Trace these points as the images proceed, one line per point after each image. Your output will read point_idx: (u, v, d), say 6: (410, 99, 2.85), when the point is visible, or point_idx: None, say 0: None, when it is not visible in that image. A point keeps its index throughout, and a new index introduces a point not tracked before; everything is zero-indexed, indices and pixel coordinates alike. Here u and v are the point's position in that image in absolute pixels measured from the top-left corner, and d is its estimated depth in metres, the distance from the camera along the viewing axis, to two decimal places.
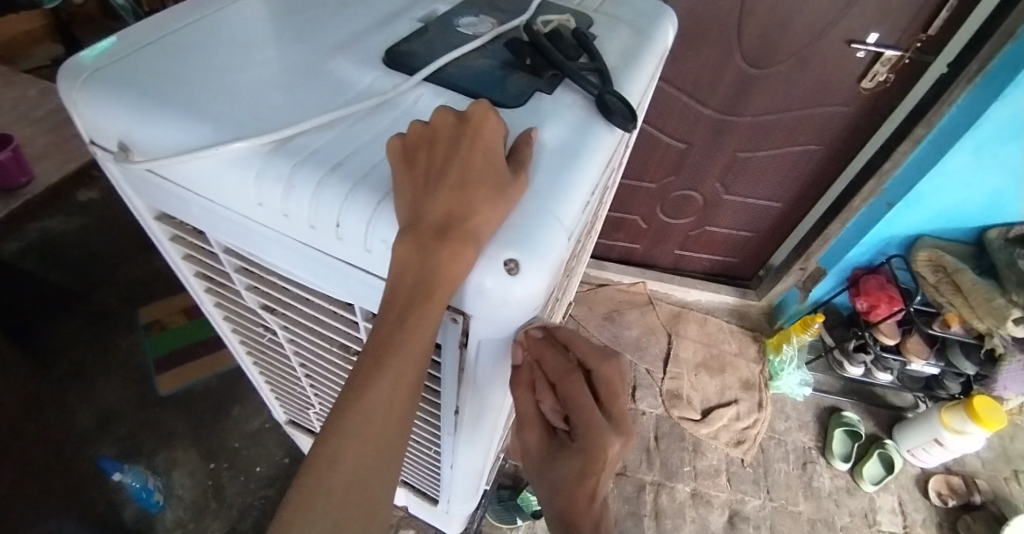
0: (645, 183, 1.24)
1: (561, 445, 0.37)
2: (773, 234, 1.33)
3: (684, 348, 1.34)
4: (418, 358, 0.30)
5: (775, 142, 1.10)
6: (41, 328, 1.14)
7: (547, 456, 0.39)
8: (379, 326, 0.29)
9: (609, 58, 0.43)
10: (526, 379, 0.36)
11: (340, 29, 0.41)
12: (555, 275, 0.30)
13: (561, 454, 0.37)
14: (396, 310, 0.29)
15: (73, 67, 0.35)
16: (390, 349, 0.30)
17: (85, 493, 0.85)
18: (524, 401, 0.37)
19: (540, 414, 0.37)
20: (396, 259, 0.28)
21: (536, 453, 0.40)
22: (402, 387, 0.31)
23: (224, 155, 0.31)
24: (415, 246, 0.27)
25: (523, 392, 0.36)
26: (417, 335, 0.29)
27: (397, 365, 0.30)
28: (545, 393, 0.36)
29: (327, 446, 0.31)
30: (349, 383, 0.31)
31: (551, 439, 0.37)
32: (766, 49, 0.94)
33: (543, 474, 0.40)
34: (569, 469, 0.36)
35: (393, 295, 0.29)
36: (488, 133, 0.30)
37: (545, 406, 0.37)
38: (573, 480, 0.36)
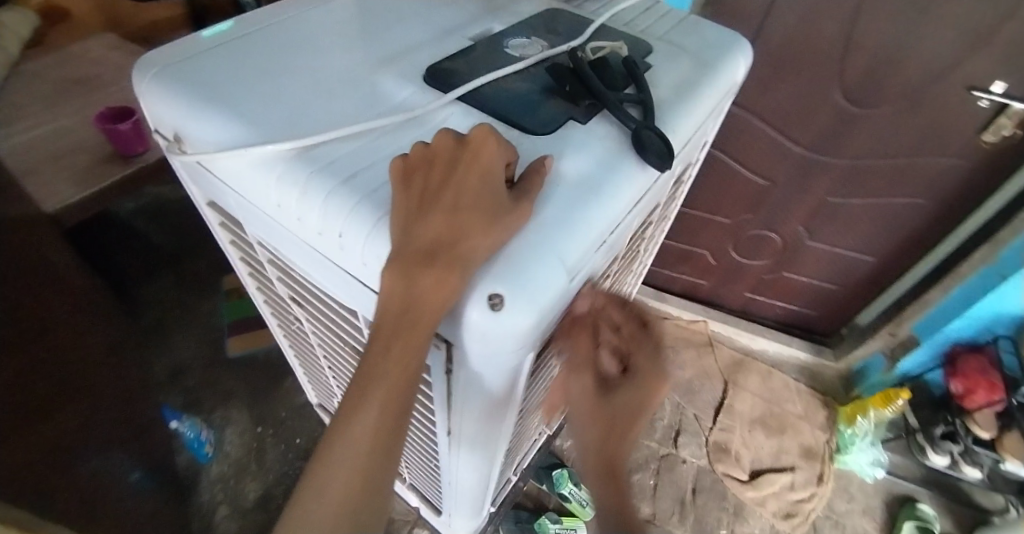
0: (719, 217, 1.17)
1: (613, 390, 0.37)
2: (861, 291, 1.20)
3: (741, 400, 1.25)
4: (403, 387, 0.29)
5: (872, 191, 0.99)
6: (140, 281, 1.28)
7: (600, 403, 0.37)
8: (367, 355, 0.29)
9: (660, 90, 0.41)
10: (590, 326, 0.35)
11: (391, 43, 0.42)
12: (549, 314, 0.29)
13: (619, 398, 0.37)
14: (380, 340, 0.28)
15: (149, 64, 0.38)
16: (377, 377, 0.29)
17: (148, 435, 0.94)
18: (583, 349, 0.36)
19: (595, 363, 0.37)
20: (382, 287, 0.27)
21: (586, 404, 0.38)
22: (388, 421, 0.29)
23: (252, 157, 0.33)
24: (399, 274, 0.26)
25: (587, 337, 0.35)
26: (399, 363, 0.28)
27: (382, 394, 0.29)
28: (603, 339, 0.36)
29: (316, 479, 0.29)
30: (336, 414, 0.30)
31: (604, 387, 0.37)
32: (870, 89, 0.85)
33: (596, 422, 0.38)
34: (628, 409, 0.37)
35: (379, 323, 0.28)
36: (486, 157, 0.29)
37: (602, 353, 0.37)
38: (629, 419, 0.38)
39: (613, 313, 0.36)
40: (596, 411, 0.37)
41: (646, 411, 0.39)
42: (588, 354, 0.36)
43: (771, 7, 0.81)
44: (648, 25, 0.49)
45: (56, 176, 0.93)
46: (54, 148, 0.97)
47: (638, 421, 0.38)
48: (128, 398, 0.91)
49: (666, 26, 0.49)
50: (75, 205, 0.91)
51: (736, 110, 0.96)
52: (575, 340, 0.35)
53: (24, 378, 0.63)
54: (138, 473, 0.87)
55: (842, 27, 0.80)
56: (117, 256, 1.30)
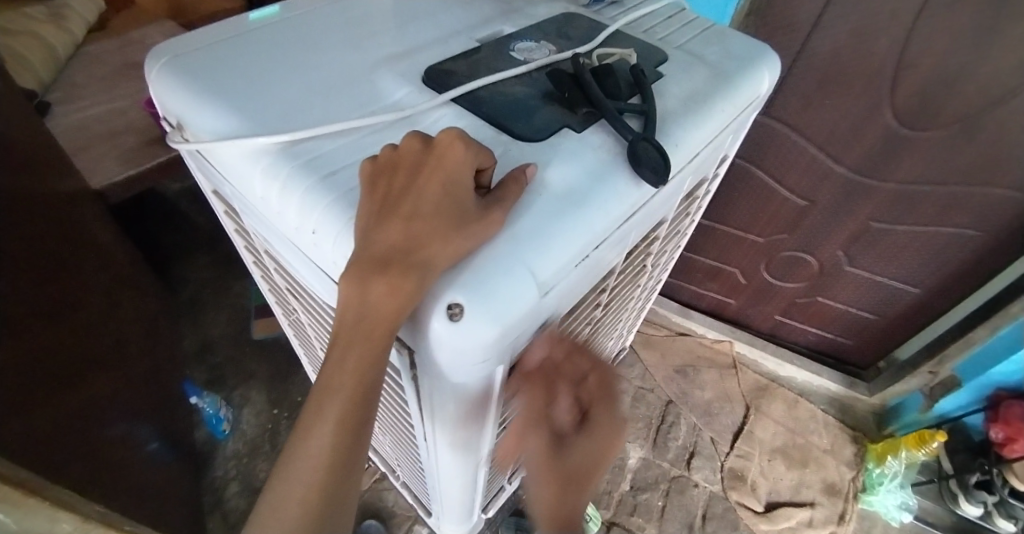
0: (752, 235, 1.11)
1: (569, 444, 0.36)
2: (902, 323, 1.12)
3: (762, 427, 1.19)
4: (360, 399, 0.29)
5: (921, 219, 0.93)
6: (178, 258, 1.33)
7: (552, 457, 0.36)
8: (326, 364, 0.29)
9: (668, 101, 0.39)
10: (549, 381, 0.34)
11: (396, 42, 0.42)
12: (515, 329, 0.27)
13: (573, 454, 0.36)
14: (340, 345, 0.28)
15: (160, 54, 0.39)
16: (333, 393, 0.28)
17: (168, 408, 0.97)
18: (535, 403, 0.35)
19: (549, 414, 0.35)
20: (340, 295, 0.27)
21: (537, 458, 0.36)
22: (345, 434, 0.29)
23: (240, 149, 0.33)
24: (354, 283, 0.26)
25: (539, 395, 0.34)
26: (351, 374, 0.28)
27: (337, 409, 0.28)
28: (562, 394, 0.34)
29: (275, 496, 0.29)
30: (296, 425, 0.30)
31: (559, 442, 0.36)
32: (923, 110, 0.79)
33: (547, 475, 0.37)
34: (581, 461, 0.36)
35: (338, 328, 0.28)
36: (451, 162, 0.28)
37: (557, 408, 0.35)
38: (581, 472, 0.37)
39: (575, 364, 0.35)
40: (546, 468, 0.36)
41: (599, 460, 0.38)
42: (541, 412, 0.35)
43: (821, 18, 0.76)
44: (669, 33, 0.47)
45: (104, 155, 0.98)
46: (104, 129, 1.01)
47: (589, 474, 0.38)
48: (151, 372, 0.95)
49: (687, 35, 0.47)
50: (118, 183, 0.96)
51: (777, 125, 0.91)
52: (529, 396, 0.35)
53: (55, 344, 0.67)
54: (156, 444, 0.89)
55: (894, 45, 0.74)
56: (159, 234, 1.36)
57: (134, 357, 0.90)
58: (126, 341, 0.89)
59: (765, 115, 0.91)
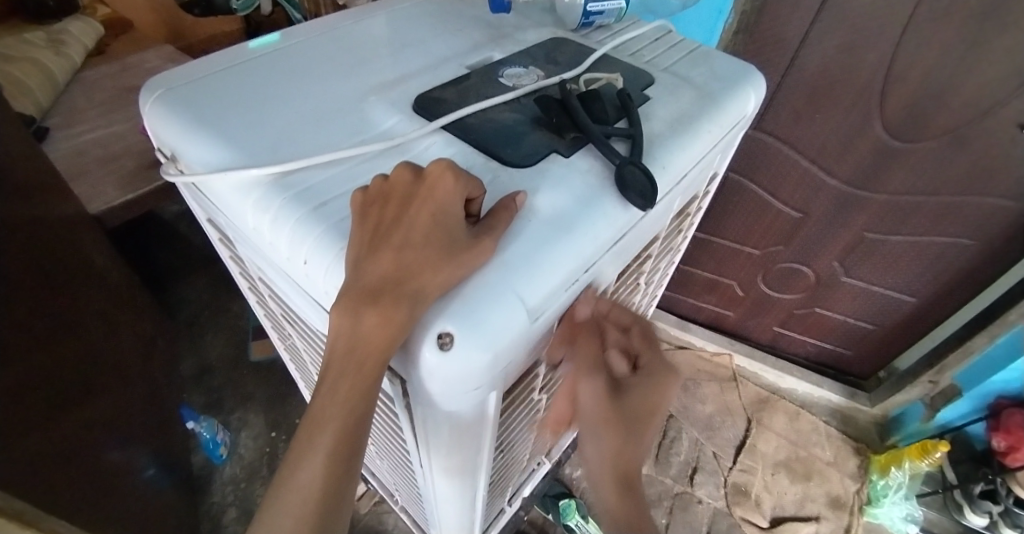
0: (748, 248, 1.12)
1: (624, 387, 0.37)
2: (903, 333, 1.12)
3: (764, 441, 1.18)
4: (351, 430, 0.29)
5: (916, 229, 0.93)
6: (176, 280, 1.33)
7: (612, 398, 0.36)
8: (317, 395, 0.29)
9: (654, 124, 0.39)
10: (595, 335, 0.36)
11: (387, 71, 0.42)
12: (506, 358, 0.28)
13: (630, 395, 0.37)
14: (331, 376, 0.28)
15: (155, 87, 0.40)
16: (323, 425, 0.28)
17: (165, 433, 0.97)
18: (588, 350, 0.36)
19: (602, 363, 0.36)
20: (332, 324, 0.27)
21: (596, 408, 0.36)
22: (336, 466, 0.29)
23: (233, 181, 0.33)
24: (346, 314, 0.26)
25: (591, 341, 0.36)
26: (340, 405, 0.28)
27: (329, 442, 0.28)
28: (613, 341, 0.37)
29: (261, 530, 0.29)
30: (287, 457, 0.30)
31: (616, 387, 0.37)
32: (914, 122, 0.80)
33: (607, 417, 0.36)
34: (639, 407, 0.37)
35: (329, 359, 0.28)
36: (442, 193, 0.29)
37: (610, 353, 0.37)
38: (640, 419, 0.37)
39: (618, 317, 0.38)
40: (607, 411, 0.36)
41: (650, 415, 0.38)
42: (595, 360, 0.36)
43: (808, 34, 0.77)
44: (655, 55, 0.48)
45: (103, 180, 0.99)
46: (102, 153, 1.02)
47: (647, 422, 0.38)
48: (148, 396, 0.94)
49: (673, 57, 0.48)
50: (116, 208, 0.96)
51: (769, 139, 0.92)
52: (579, 347, 0.36)
53: (51, 372, 0.67)
54: (153, 469, 0.88)
55: (882, 59, 0.75)
56: (157, 257, 1.36)
57: (130, 381, 0.89)
58: (122, 364, 0.88)
59: (756, 129, 0.92)
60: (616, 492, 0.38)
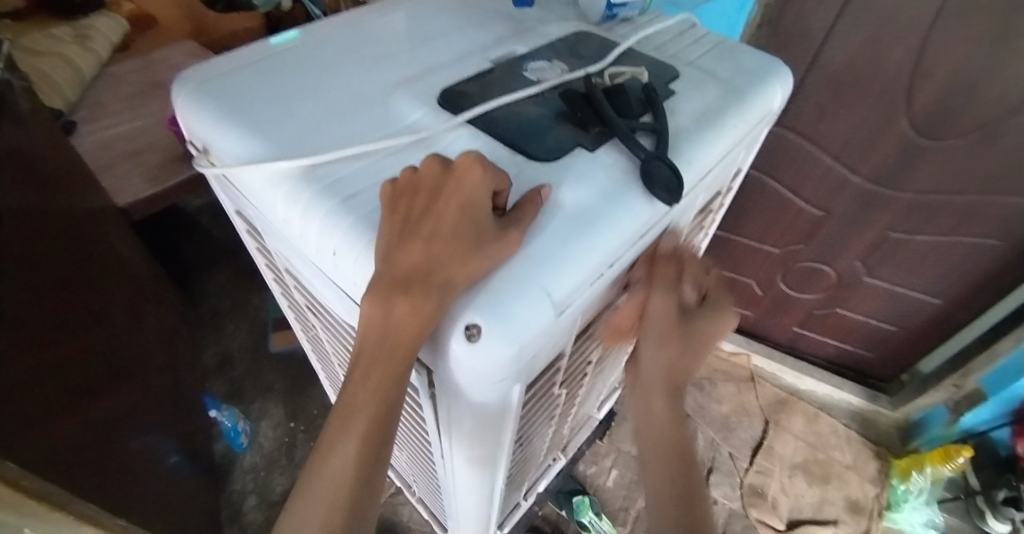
0: (767, 246, 1.10)
1: (692, 314, 0.38)
2: (927, 335, 1.09)
3: (782, 442, 1.17)
4: (382, 419, 0.29)
5: (942, 228, 0.91)
6: (198, 273, 1.36)
7: (682, 322, 0.38)
8: (346, 386, 0.29)
9: (680, 118, 0.39)
10: (673, 266, 0.38)
11: (411, 65, 0.43)
12: (531, 351, 0.28)
13: (698, 320, 0.38)
14: (360, 367, 0.28)
15: (185, 81, 0.40)
16: (356, 413, 0.29)
17: (187, 421, 0.99)
18: (667, 273, 0.38)
19: (678, 290, 0.38)
20: (361, 315, 0.27)
21: (664, 328, 0.38)
22: (367, 454, 0.29)
23: (264, 173, 0.34)
24: (377, 304, 0.26)
25: (670, 268, 0.38)
26: (371, 394, 0.28)
27: (359, 431, 0.29)
28: (688, 271, 0.39)
29: (293, 516, 0.29)
30: (317, 446, 0.30)
31: (685, 313, 0.38)
32: (941, 119, 0.78)
33: (672, 341, 0.38)
34: (703, 336, 0.38)
35: (360, 348, 0.28)
36: (469, 185, 0.29)
37: (685, 283, 0.39)
38: (700, 345, 0.39)
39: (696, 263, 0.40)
40: (675, 331, 0.38)
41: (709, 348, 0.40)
42: (669, 283, 0.38)
43: (833, 29, 0.76)
44: (679, 49, 0.48)
45: (128, 173, 1.01)
46: (127, 147, 1.04)
47: (704, 350, 0.40)
48: (170, 386, 0.96)
49: (697, 51, 0.47)
50: (142, 200, 0.98)
51: (791, 136, 0.91)
52: (657, 274, 0.38)
53: (78, 361, 0.68)
54: (176, 456, 0.90)
55: (909, 55, 0.74)
56: (180, 249, 1.39)
57: (153, 370, 0.91)
58: (146, 353, 0.91)
59: (777, 126, 0.91)
60: (667, 417, 0.41)
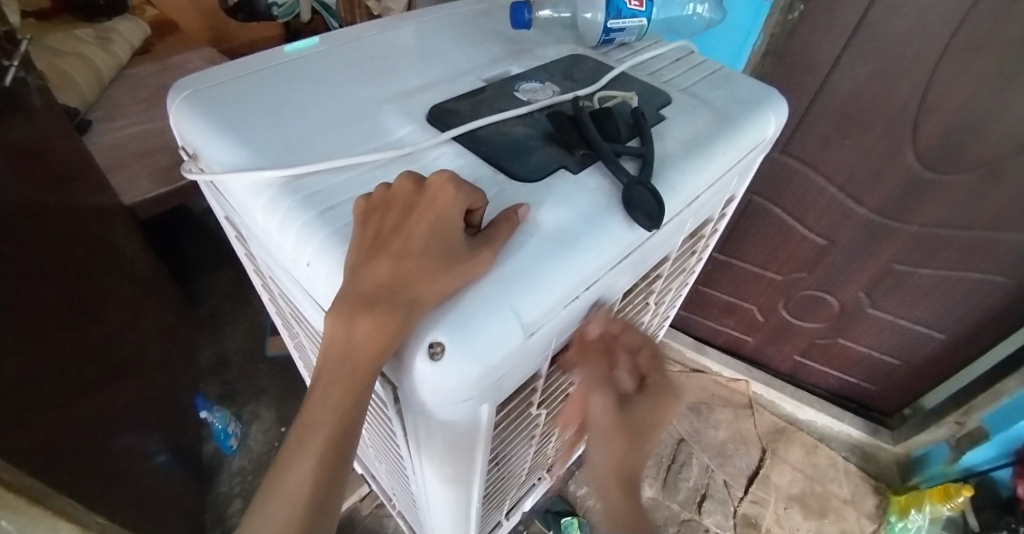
0: (769, 272, 1.09)
1: (630, 403, 0.38)
2: (931, 370, 1.07)
3: (778, 472, 1.15)
4: (343, 435, 0.29)
5: (947, 262, 0.90)
6: (201, 273, 1.37)
7: (619, 417, 0.37)
8: (310, 399, 0.29)
9: (667, 144, 0.39)
10: (607, 351, 0.38)
11: (405, 82, 0.43)
12: (497, 373, 0.28)
13: (635, 410, 0.38)
14: (324, 382, 0.28)
15: (181, 87, 0.41)
16: (314, 429, 0.29)
17: (179, 421, 0.99)
18: (598, 372, 0.37)
19: (610, 379, 0.37)
20: (327, 329, 0.27)
21: (604, 424, 0.38)
22: (327, 470, 0.29)
23: (246, 182, 0.34)
24: (342, 318, 0.26)
25: (601, 361, 0.37)
26: (330, 410, 0.28)
27: (319, 446, 0.29)
28: (619, 362, 0.38)
29: (249, 531, 0.29)
30: (278, 460, 0.30)
31: (621, 402, 0.38)
32: (948, 153, 0.77)
33: (615, 433, 0.38)
34: (643, 420, 0.38)
35: (324, 362, 0.28)
36: (443, 202, 0.29)
37: (619, 371, 0.38)
38: (645, 431, 0.39)
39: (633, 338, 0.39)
40: (615, 425, 0.38)
41: (658, 424, 0.40)
42: (604, 375, 0.37)
43: (840, 58, 0.76)
44: (675, 75, 0.48)
45: (139, 173, 1.03)
46: (140, 148, 1.06)
47: (649, 435, 0.40)
48: (165, 385, 0.97)
49: (692, 78, 0.48)
50: (149, 200, 1.00)
51: (795, 163, 0.90)
52: (590, 365, 0.37)
53: (73, 357, 0.69)
54: (164, 456, 0.90)
55: (915, 88, 0.73)
56: (185, 249, 1.40)
57: (149, 368, 0.92)
58: (143, 351, 0.91)
59: (782, 153, 0.91)
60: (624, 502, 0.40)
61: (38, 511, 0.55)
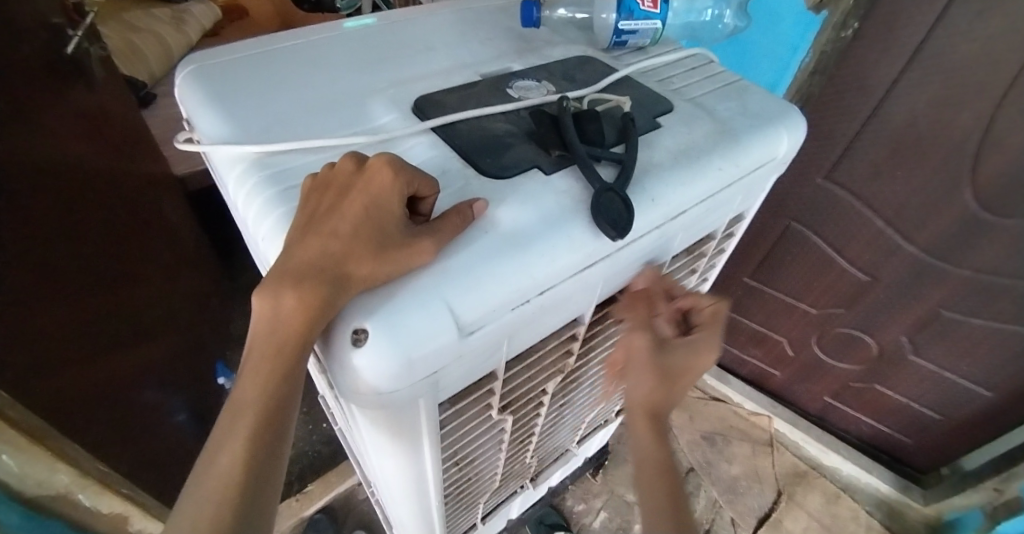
0: (804, 305, 1.02)
1: (669, 348, 0.38)
2: (975, 431, 0.98)
3: (792, 518, 1.08)
4: (272, 414, 0.29)
5: (1003, 314, 0.82)
6: (240, 247, 1.43)
7: (657, 363, 0.37)
8: (241, 378, 0.29)
9: (656, 154, 0.37)
10: (650, 302, 0.40)
11: (401, 71, 0.43)
12: (426, 368, 0.27)
13: (673, 355, 0.38)
14: (254, 359, 0.28)
15: (188, 64, 0.42)
16: (246, 409, 0.28)
17: (200, 384, 1.04)
18: (641, 317, 0.39)
19: (650, 325, 0.39)
20: (257, 307, 0.27)
21: (641, 366, 0.38)
22: (258, 450, 0.28)
23: (222, 156, 0.35)
24: (269, 297, 0.27)
25: (642, 307, 0.40)
26: (258, 389, 0.28)
27: (250, 425, 0.28)
28: (661, 310, 0.40)
29: (180, 517, 0.27)
30: (209, 443, 0.29)
31: (661, 344, 0.38)
32: (1012, 194, 0.70)
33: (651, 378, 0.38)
34: (680, 366, 0.38)
35: (255, 337, 0.28)
36: (378, 186, 0.28)
37: (659, 319, 0.40)
38: (679, 378, 0.39)
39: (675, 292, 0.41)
40: (649, 367, 0.38)
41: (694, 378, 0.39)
42: (644, 321, 0.39)
43: (896, 83, 0.70)
44: (685, 84, 0.46)
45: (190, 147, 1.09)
46: None
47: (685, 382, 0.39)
48: (192, 348, 1.02)
49: (703, 88, 0.45)
50: (197, 172, 1.06)
51: (838, 191, 0.84)
52: (633, 313, 0.40)
53: (109, 313, 0.73)
54: (183, 415, 0.95)
55: (977, 121, 0.67)
56: None
57: (180, 330, 0.97)
58: (177, 314, 0.97)
59: (827, 180, 0.85)
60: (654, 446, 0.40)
61: (11, 434, 0.57)
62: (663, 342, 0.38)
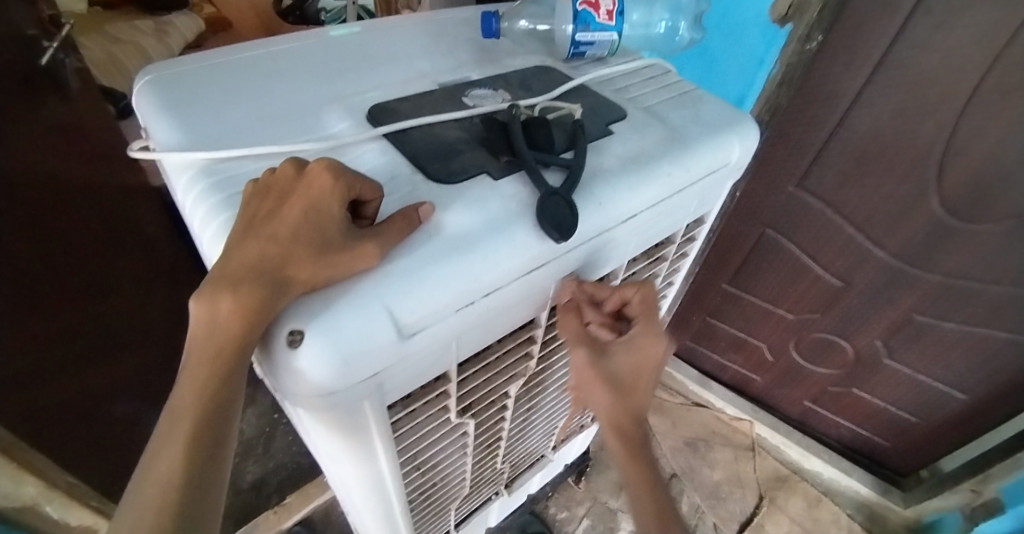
0: (781, 310, 1.02)
1: (609, 352, 0.38)
2: (950, 433, 0.99)
3: (774, 523, 1.08)
4: (212, 416, 0.29)
5: (972, 317, 0.83)
6: None
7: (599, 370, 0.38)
8: (181, 382, 0.29)
9: (605, 159, 0.38)
10: (578, 312, 0.39)
11: (361, 80, 0.44)
12: (366, 370, 0.27)
13: (613, 361, 0.38)
14: (195, 362, 0.29)
15: (147, 73, 0.43)
16: (184, 412, 0.28)
17: None
18: (572, 326, 0.39)
19: (586, 333, 0.39)
20: (193, 311, 0.28)
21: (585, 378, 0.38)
22: (198, 452, 0.28)
23: (173, 163, 0.35)
24: (205, 302, 0.27)
25: (572, 317, 0.39)
26: (198, 391, 0.29)
27: (189, 427, 0.28)
28: (591, 317, 0.39)
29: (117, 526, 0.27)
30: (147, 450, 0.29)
31: (599, 351, 0.38)
32: (976, 200, 0.72)
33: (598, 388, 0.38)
34: (624, 369, 0.39)
35: (194, 341, 0.29)
36: (316, 189, 0.29)
37: (593, 326, 0.40)
38: (626, 380, 0.39)
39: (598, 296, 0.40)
40: (592, 374, 0.38)
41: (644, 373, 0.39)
42: (578, 335, 0.38)
43: (864, 88, 0.71)
44: (641, 92, 0.47)
45: None
46: None
47: (637, 380, 0.39)
48: None
49: (659, 96, 0.46)
50: None
51: (809, 198, 0.85)
52: (564, 327, 0.39)
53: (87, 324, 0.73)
54: None
55: (941, 130, 0.69)
56: None
57: None
58: None
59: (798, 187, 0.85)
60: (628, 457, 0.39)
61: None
62: (601, 348, 0.39)
